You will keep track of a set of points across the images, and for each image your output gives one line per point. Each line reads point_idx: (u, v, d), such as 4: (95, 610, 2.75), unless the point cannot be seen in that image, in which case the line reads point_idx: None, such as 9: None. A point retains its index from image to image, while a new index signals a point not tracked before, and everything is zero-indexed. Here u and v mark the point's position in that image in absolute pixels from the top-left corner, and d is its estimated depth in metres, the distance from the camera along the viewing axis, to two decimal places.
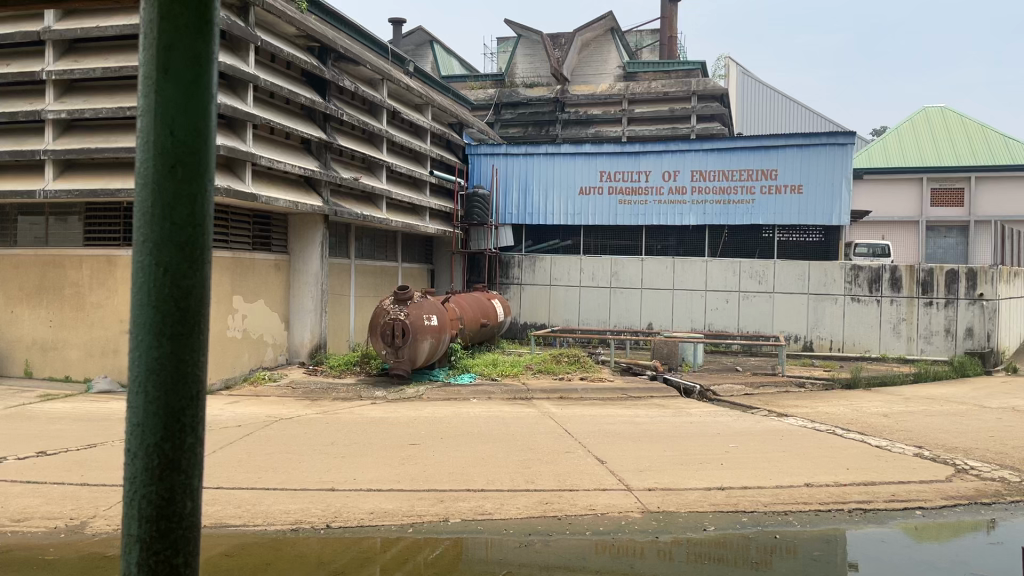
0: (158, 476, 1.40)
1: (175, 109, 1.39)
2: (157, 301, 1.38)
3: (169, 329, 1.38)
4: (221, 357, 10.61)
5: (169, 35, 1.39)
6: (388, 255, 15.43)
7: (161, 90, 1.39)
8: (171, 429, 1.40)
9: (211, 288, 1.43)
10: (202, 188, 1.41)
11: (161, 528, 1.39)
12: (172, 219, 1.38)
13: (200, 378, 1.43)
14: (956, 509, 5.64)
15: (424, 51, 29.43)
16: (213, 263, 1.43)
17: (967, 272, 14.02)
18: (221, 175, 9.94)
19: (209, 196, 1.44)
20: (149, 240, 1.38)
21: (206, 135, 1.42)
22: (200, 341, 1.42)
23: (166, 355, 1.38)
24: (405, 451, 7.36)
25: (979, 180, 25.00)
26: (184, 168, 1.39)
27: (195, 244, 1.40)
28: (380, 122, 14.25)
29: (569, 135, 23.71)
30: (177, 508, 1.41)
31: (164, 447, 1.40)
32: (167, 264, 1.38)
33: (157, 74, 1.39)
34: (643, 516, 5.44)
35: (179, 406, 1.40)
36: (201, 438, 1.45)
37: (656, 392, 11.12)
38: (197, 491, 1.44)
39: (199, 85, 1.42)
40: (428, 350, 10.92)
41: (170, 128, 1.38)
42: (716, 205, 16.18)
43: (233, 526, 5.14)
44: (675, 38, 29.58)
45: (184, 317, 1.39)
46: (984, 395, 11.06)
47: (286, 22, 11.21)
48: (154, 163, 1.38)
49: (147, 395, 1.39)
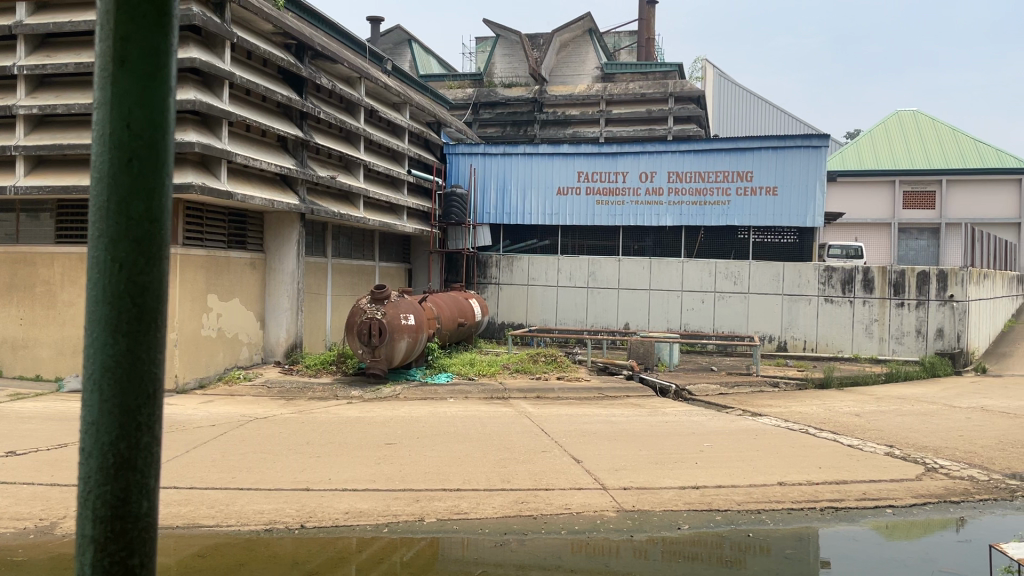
0: (113, 475, 1.43)
1: (130, 101, 1.42)
2: (112, 297, 1.40)
3: (124, 326, 1.40)
4: (195, 356, 10.51)
5: (125, 25, 1.42)
6: (365, 253, 15.37)
7: (117, 82, 1.42)
8: (126, 427, 1.43)
9: (168, 286, 1.45)
10: (159, 182, 1.44)
11: (117, 528, 1.42)
12: (127, 214, 1.41)
13: (157, 376, 1.45)
14: (925, 508, 5.73)
15: (402, 50, 29.39)
16: (169, 260, 1.45)
17: (937, 273, 14.27)
18: (195, 172, 9.86)
19: (166, 191, 1.46)
20: (104, 235, 1.40)
21: (165, 129, 1.45)
22: (156, 339, 1.44)
23: (122, 352, 1.41)
24: (380, 451, 7.33)
25: (949, 184, 25.54)
26: (140, 161, 1.42)
27: (152, 240, 1.42)
28: (357, 121, 14.21)
29: (547, 136, 23.79)
30: (133, 507, 1.44)
31: (119, 446, 1.42)
32: (122, 260, 1.40)
33: (113, 65, 1.42)
34: (617, 515, 5.47)
35: (135, 404, 1.43)
36: (158, 437, 1.47)
37: (632, 392, 11.18)
38: (154, 491, 1.47)
39: (158, 80, 1.44)
40: (404, 349, 10.91)
41: (126, 120, 1.42)
42: (692, 206, 16.32)
43: (206, 526, 5.11)
44: (652, 40, 29.75)
45: (140, 314, 1.41)
46: (954, 395, 11.24)
47: (263, 20, 11.13)
48: (109, 157, 1.41)
49: (101, 393, 1.41)
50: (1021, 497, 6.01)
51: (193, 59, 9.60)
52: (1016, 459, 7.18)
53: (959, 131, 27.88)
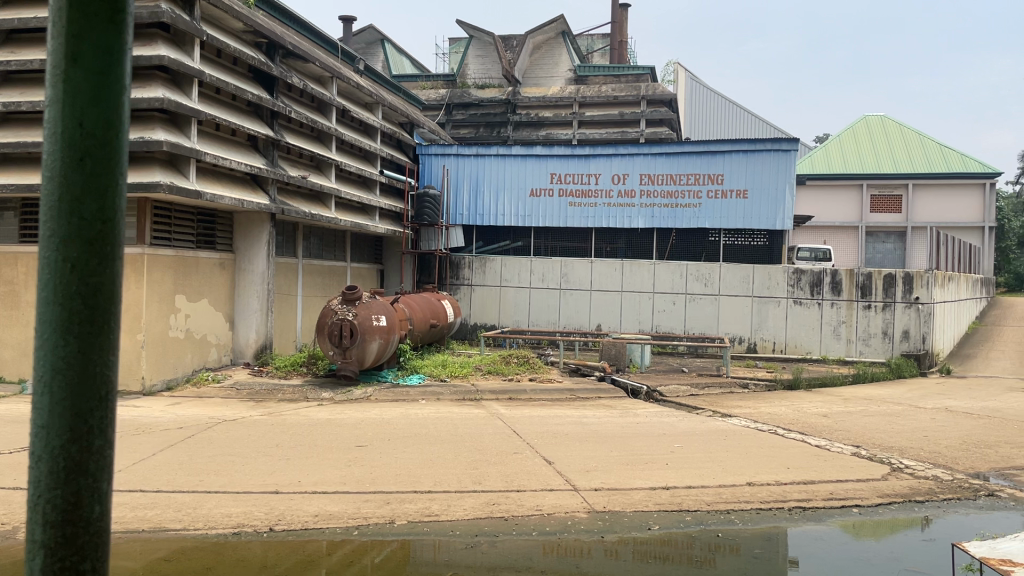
0: (65, 480, 1.44)
1: (82, 101, 1.43)
2: (63, 298, 1.41)
3: (75, 327, 1.41)
4: (163, 358, 10.38)
5: (76, 25, 1.42)
6: (336, 254, 15.26)
7: (68, 79, 1.42)
8: (77, 431, 1.44)
9: (121, 286, 1.46)
10: (111, 182, 1.45)
11: (67, 532, 1.44)
12: (80, 214, 1.41)
13: (109, 380, 1.47)
14: (891, 507, 5.81)
15: (375, 50, 29.27)
16: (122, 260, 1.46)
17: (903, 276, 14.50)
18: (163, 171, 9.73)
19: (120, 191, 1.47)
20: (54, 235, 1.41)
21: (116, 127, 1.46)
22: (110, 342, 1.45)
23: (73, 353, 1.42)
24: (352, 453, 7.30)
25: (915, 188, 26.02)
26: (93, 161, 1.43)
27: (105, 239, 1.43)
28: (329, 120, 14.12)
29: (520, 137, 23.83)
30: (86, 512, 1.46)
31: (71, 449, 1.44)
32: (74, 261, 1.41)
33: (66, 63, 1.42)
34: (588, 515, 5.49)
35: (88, 407, 1.44)
36: (111, 439, 1.49)
37: (604, 392, 11.25)
38: (106, 495, 1.48)
39: (110, 76, 1.45)
40: (376, 350, 10.84)
41: (79, 120, 1.43)
42: (664, 208, 16.43)
43: (173, 530, 5.04)
44: (625, 43, 29.90)
45: (91, 315, 1.42)
46: (919, 396, 11.45)
47: (234, 17, 11.01)
48: (61, 156, 1.41)
49: (52, 395, 1.42)
50: (984, 496, 6.12)
51: (162, 56, 9.46)
52: (978, 459, 7.32)
53: (926, 136, 28.40)
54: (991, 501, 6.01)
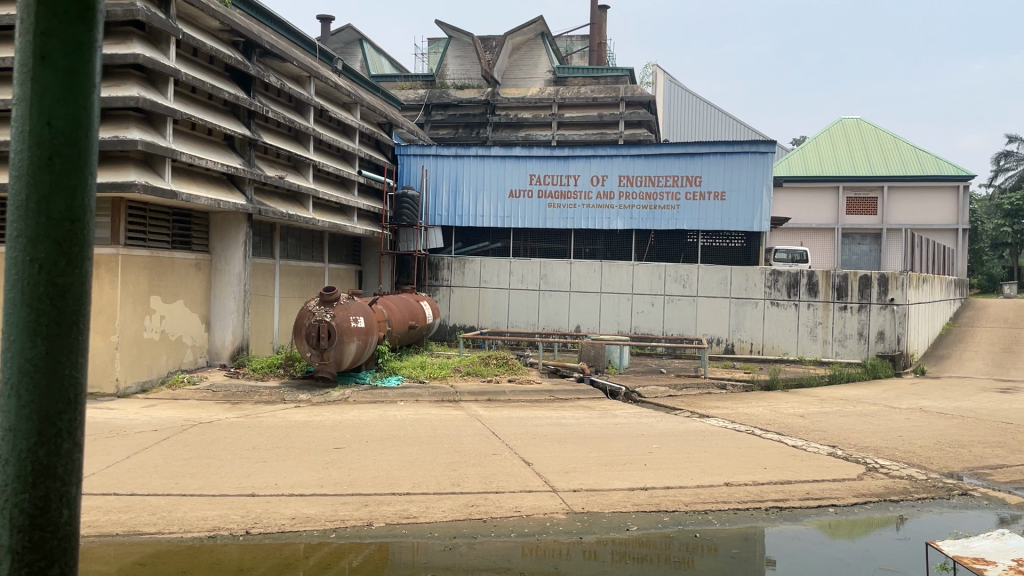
0: (31, 484, 1.51)
1: (50, 98, 1.52)
2: (31, 300, 1.49)
3: (44, 329, 1.49)
4: (138, 360, 10.26)
5: (45, 25, 1.52)
6: (314, 254, 15.16)
7: (37, 77, 1.51)
8: (45, 434, 1.52)
9: (87, 286, 1.55)
10: (80, 180, 1.54)
11: (35, 538, 1.50)
12: (48, 213, 1.50)
13: (76, 383, 1.55)
14: (866, 506, 5.86)
15: (353, 50, 29.16)
16: (89, 259, 1.55)
17: (879, 277, 14.65)
18: (138, 171, 9.61)
19: (88, 192, 1.57)
20: (22, 234, 1.49)
21: (85, 125, 1.55)
22: (78, 342, 1.54)
23: (40, 355, 1.50)
24: (329, 455, 7.25)
25: (891, 191, 26.25)
26: (61, 160, 1.52)
27: (73, 241, 1.52)
28: (307, 120, 14.03)
29: (499, 138, 23.82)
30: (53, 517, 1.53)
31: (39, 453, 1.51)
32: (42, 261, 1.50)
33: (34, 61, 1.52)
34: (567, 516, 5.49)
35: (55, 410, 1.52)
36: (79, 442, 1.57)
37: (583, 393, 11.25)
38: (73, 500, 1.56)
39: (77, 71, 1.54)
40: (354, 352, 10.76)
41: (47, 119, 1.51)
42: (642, 210, 16.50)
43: (147, 534, 4.97)
44: (603, 45, 30.01)
45: (59, 317, 1.51)
46: (894, 396, 11.58)
47: (210, 16, 10.91)
48: (29, 154, 1.50)
49: (21, 399, 1.50)
50: (958, 496, 6.19)
51: (136, 55, 9.35)
52: (952, 459, 7.40)
53: (900, 139, 28.70)
54: (964, 500, 6.08)
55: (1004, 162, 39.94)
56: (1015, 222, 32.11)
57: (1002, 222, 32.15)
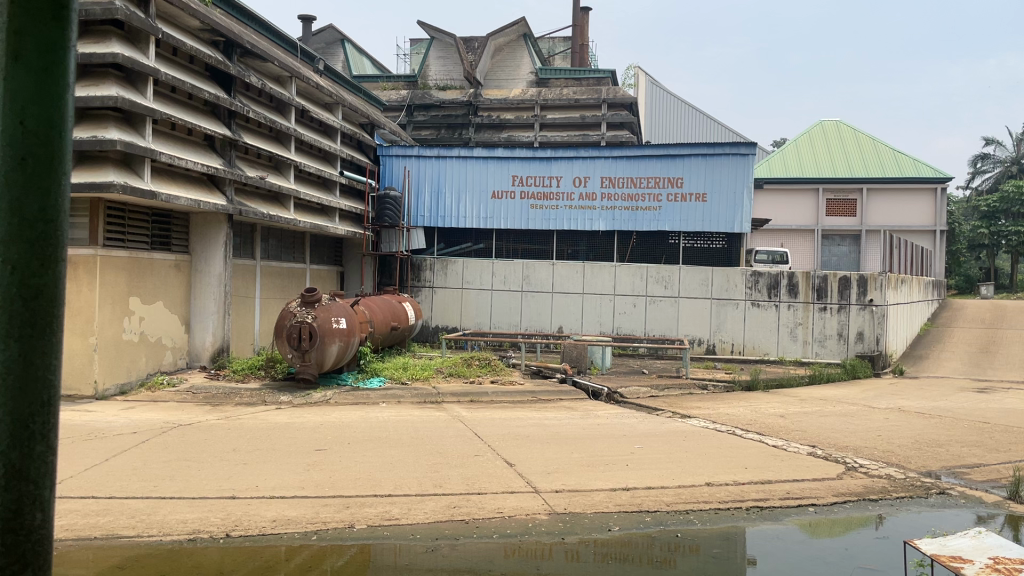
0: (6, 486, 1.52)
1: (23, 98, 1.55)
2: (5, 301, 1.51)
3: (17, 330, 1.51)
4: (117, 362, 10.18)
5: (18, 24, 1.55)
6: (295, 255, 15.08)
7: (11, 74, 1.54)
8: (19, 437, 1.53)
9: (62, 286, 1.59)
10: (52, 181, 1.57)
11: (9, 541, 1.52)
12: (22, 213, 1.53)
13: (50, 385, 1.57)
14: (845, 505, 5.92)
15: (335, 50, 29.07)
16: (63, 260, 1.59)
17: (858, 279, 14.79)
18: (117, 171, 9.53)
19: (61, 192, 1.60)
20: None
21: (60, 126, 1.59)
22: (50, 344, 1.57)
23: (13, 357, 1.52)
24: (310, 457, 7.21)
25: (870, 192, 26.49)
26: (34, 159, 1.55)
27: (47, 240, 1.55)
28: (288, 120, 13.96)
29: (481, 139, 23.81)
30: (26, 519, 1.55)
31: (12, 455, 1.52)
32: (15, 262, 1.52)
33: (8, 59, 1.54)
34: (549, 517, 5.50)
35: (29, 412, 1.54)
36: (52, 445, 1.60)
37: (565, 394, 11.26)
38: (46, 502, 1.59)
39: (51, 72, 1.58)
40: (336, 354, 10.72)
41: (20, 117, 1.54)
42: (625, 211, 16.56)
43: (126, 537, 4.93)
44: (585, 47, 30.13)
45: (33, 318, 1.54)
46: (873, 396, 11.68)
47: (190, 16, 10.84)
48: (4, 153, 1.53)
49: None
50: (935, 494, 6.26)
51: (115, 54, 9.26)
52: (930, 458, 7.48)
53: (879, 141, 28.97)
54: (942, 498, 6.15)
55: (980, 164, 40.45)
56: (991, 223, 32.49)
57: (978, 223, 32.55)
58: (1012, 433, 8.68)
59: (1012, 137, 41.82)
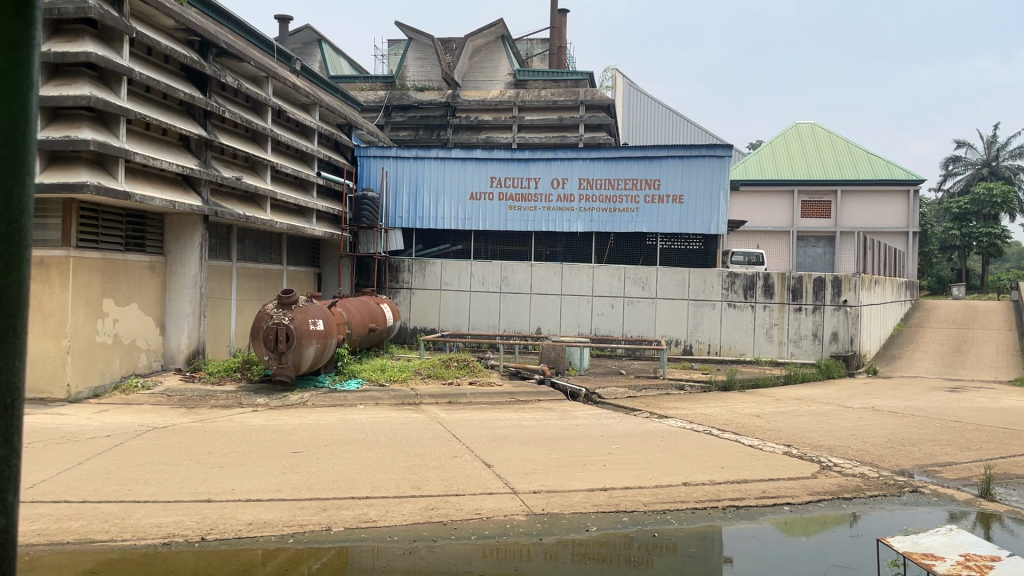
0: None
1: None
2: None
3: None
4: (90, 365, 10.05)
5: None
6: (272, 256, 14.98)
7: None
8: None
9: (26, 288, 1.51)
10: (16, 180, 1.50)
11: None
12: None
13: (14, 387, 1.52)
14: (820, 504, 5.98)
15: (312, 51, 28.93)
16: (29, 262, 1.51)
17: (832, 280, 14.96)
18: (90, 172, 9.42)
19: (27, 191, 1.52)
20: None
21: (26, 124, 1.51)
22: (14, 346, 1.51)
23: None
24: (287, 459, 7.16)
25: (844, 194, 26.82)
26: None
27: (12, 239, 1.48)
28: (264, 121, 13.86)
29: (460, 141, 23.76)
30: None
31: None
32: None
33: None
34: (527, 518, 5.51)
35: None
36: (16, 450, 1.55)
37: (544, 395, 11.28)
38: (11, 507, 1.54)
39: (16, 69, 1.50)
40: (313, 356, 10.66)
41: None
42: (602, 212, 16.64)
43: (98, 542, 4.87)
44: (563, 49, 30.23)
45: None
46: (847, 396, 11.81)
47: (164, 15, 10.73)
48: None
49: None
50: (908, 492, 6.34)
51: (88, 53, 9.15)
52: (903, 457, 7.58)
53: (853, 143, 29.30)
54: (914, 496, 6.24)
55: (952, 167, 41.00)
56: (963, 224, 32.97)
57: (950, 225, 32.98)
58: (982, 432, 8.82)
59: (983, 139, 42.40)
